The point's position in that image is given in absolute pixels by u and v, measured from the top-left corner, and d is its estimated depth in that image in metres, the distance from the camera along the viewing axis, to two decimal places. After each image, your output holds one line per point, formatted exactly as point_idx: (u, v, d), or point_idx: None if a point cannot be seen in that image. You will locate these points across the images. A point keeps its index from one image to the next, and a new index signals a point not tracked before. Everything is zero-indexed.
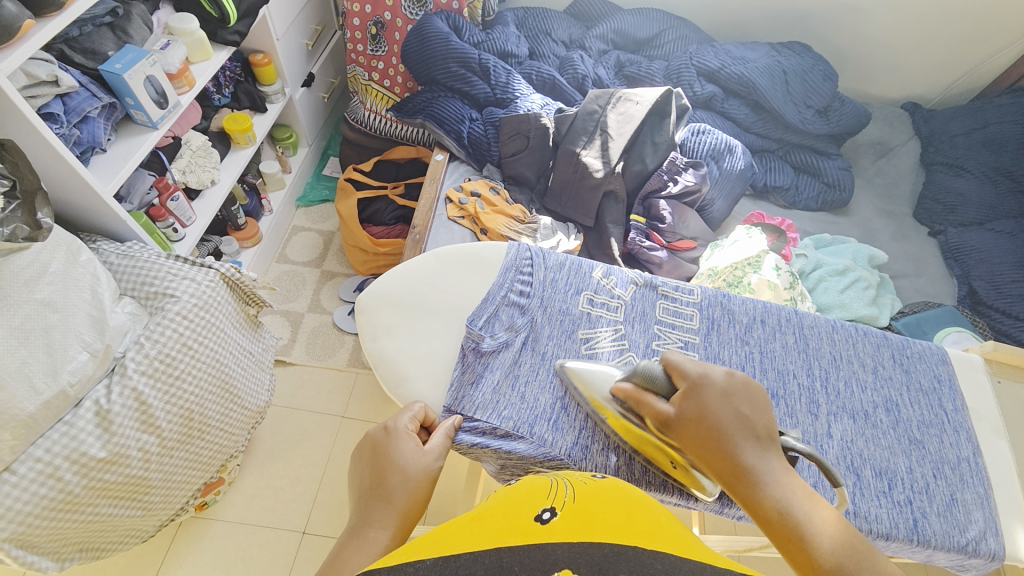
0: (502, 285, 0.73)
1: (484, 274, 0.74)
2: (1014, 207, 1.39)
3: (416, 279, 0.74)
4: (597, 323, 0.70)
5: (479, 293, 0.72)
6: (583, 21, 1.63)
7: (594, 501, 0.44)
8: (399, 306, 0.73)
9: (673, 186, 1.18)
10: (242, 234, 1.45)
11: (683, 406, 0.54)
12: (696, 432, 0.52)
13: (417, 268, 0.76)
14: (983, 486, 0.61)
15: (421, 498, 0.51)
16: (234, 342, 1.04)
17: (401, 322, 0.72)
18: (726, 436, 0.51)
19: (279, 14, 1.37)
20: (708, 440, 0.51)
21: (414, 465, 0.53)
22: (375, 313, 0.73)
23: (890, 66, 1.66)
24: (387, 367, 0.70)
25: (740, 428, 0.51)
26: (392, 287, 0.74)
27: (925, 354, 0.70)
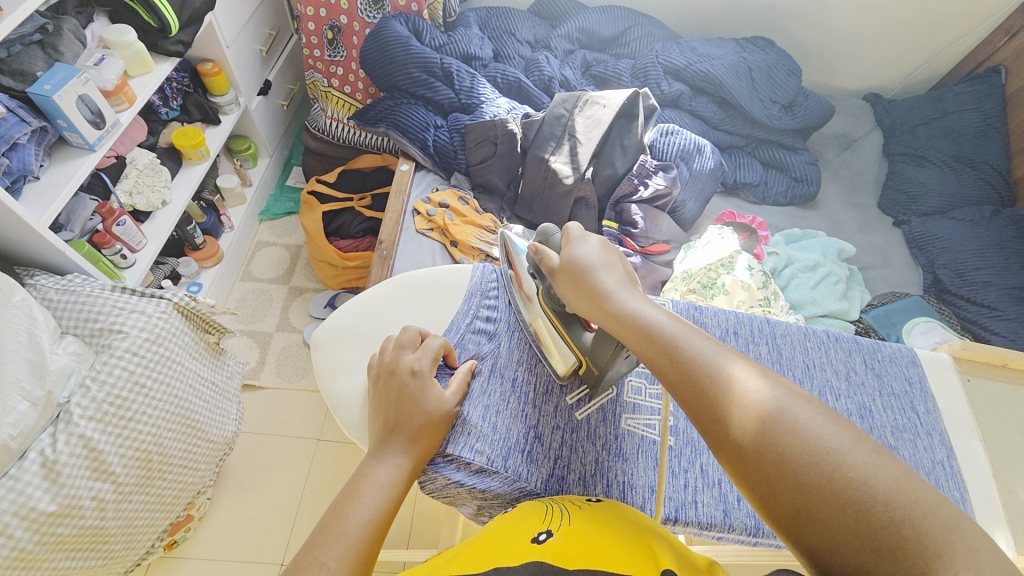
0: (468, 311, 0.73)
1: (449, 300, 0.75)
2: (974, 195, 1.43)
3: (376, 311, 0.74)
4: None
5: (444, 321, 0.72)
6: (547, 20, 1.60)
7: (584, 525, 0.48)
8: (358, 341, 0.71)
9: (645, 190, 1.17)
10: (201, 254, 1.37)
11: (563, 260, 0.59)
12: (567, 275, 0.58)
13: (376, 300, 0.75)
14: (958, 490, 0.62)
15: (435, 436, 0.58)
16: (194, 374, 0.99)
17: (359, 358, 0.70)
18: (591, 274, 0.56)
19: (228, 21, 1.30)
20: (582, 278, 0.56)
21: (431, 410, 0.59)
22: (331, 351, 0.71)
23: (851, 58, 1.69)
24: (348, 406, 0.66)
25: (601, 267, 0.56)
26: (349, 322, 0.73)
27: (896, 357, 0.70)
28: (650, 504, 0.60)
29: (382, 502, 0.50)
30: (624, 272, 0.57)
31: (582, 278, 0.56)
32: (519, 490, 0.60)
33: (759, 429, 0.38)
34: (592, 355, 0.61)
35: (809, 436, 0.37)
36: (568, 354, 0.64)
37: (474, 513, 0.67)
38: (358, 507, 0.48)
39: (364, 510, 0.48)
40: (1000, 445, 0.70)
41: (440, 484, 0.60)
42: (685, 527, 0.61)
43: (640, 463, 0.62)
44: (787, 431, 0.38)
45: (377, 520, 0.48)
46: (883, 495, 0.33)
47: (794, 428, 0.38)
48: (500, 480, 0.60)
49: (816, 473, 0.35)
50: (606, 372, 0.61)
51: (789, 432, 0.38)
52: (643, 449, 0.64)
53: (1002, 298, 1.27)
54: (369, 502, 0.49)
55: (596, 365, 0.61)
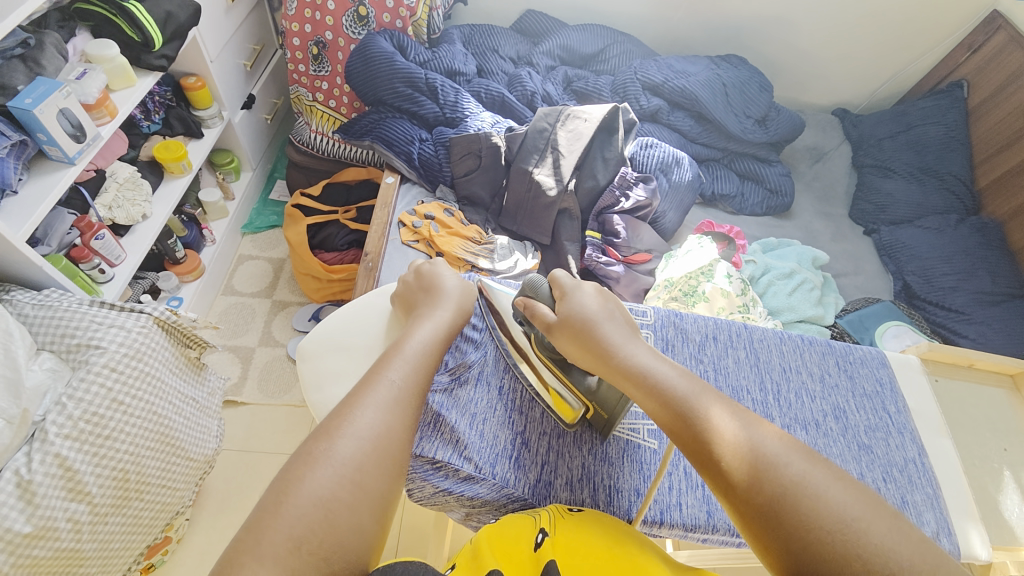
0: None
1: None
2: (939, 204, 1.50)
3: (365, 320, 0.74)
4: None
5: None
6: (529, 37, 1.64)
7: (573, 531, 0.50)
8: (345, 349, 0.71)
9: (626, 202, 1.20)
10: (182, 268, 1.35)
11: (561, 313, 0.61)
12: (569, 326, 0.60)
13: (364, 309, 0.75)
14: (931, 487, 0.63)
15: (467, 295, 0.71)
16: (173, 391, 0.97)
17: (345, 367, 0.70)
18: (594, 328, 0.58)
19: (211, 35, 1.31)
20: (586, 338, 0.58)
21: (458, 287, 0.71)
22: (318, 360, 0.70)
23: (819, 75, 1.77)
24: None
25: (602, 319, 0.60)
26: (336, 331, 0.73)
27: (867, 359, 0.72)
28: (635, 507, 0.61)
29: (434, 334, 0.63)
30: (624, 321, 0.61)
31: (585, 331, 0.59)
32: (506, 496, 0.61)
33: (778, 498, 0.42)
34: (601, 399, 0.62)
35: (826, 503, 0.42)
36: (573, 402, 0.64)
37: (462, 520, 0.67)
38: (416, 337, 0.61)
39: (419, 341, 0.61)
40: (971, 443, 0.73)
41: (429, 492, 0.60)
42: (669, 529, 0.62)
43: (625, 467, 0.64)
44: (804, 498, 0.42)
45: (431, 346, 0.61)
46: (903, 562, 0.38)
47: (812, 497, 0.42)
48: (487, 486, 0.60)
49: (842, 544, 0.40)
50: (616, 415, 0.62)
51: (805, 495, 0.42)
52: (628, 452, 0.65)
53: (968, 302, 1.32)
54: (423, 334, 0.62)
55: (604, 409, 0.62)
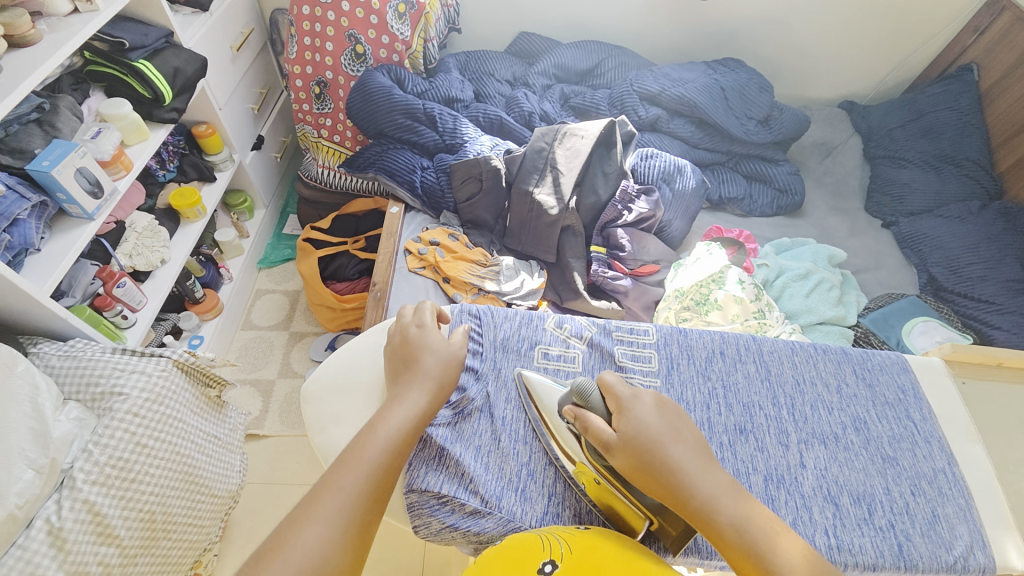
0: None
1: None
2: (959, 191, 1.45)
3: (366, 357, 0.73)
4: (555, 378, 0.67)
5: None
6: (525, 58, 1.67)
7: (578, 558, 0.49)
8: (347, 390, 0.70)
9: (629, 215, 1.19)
10: (201, 307, 1.40)
11: (624, 434, 0.54)
12: (638, 458, 0.53)
13: (365, 347, 0.74)
14: (963, 498, 0.60)
15: (450, 373, 0.64)
16: (195, 430, 0.99)
17: (348, 407, 0.69)
18: (662, 452, 0.53)
19: (218, 85, 1.38)
20: (654, 470, 0.52)
21: (439, 360, 0.64)
22: (321, 402, 0.70)
23: (821, 71, 1.75)
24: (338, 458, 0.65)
25: (670, 438, 0.54)
26: (338, 371, 0.72)
27: (886, 364, 0.69)
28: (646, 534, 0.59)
29: (405, 427, 0.57)
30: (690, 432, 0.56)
31: (654, 459, 0.53)
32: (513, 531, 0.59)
33: None
34: (667, 514, 0.55)
35: None
36: (636, 513, 0.56)
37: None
38: (384, 428, 0.56)
39: (388, 433, 0.55)
40: (1009, 447, 0.69)
41: (436, 530, 0.59)
42: (684, 556, 0.60)
43: None
44: None
45: (401, 441, 0.56)
46: None
47: None
48: (495, 521, 0.59)
49: None
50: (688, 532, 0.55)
51: None
52: None
53: (1000, 291, 1.26)
54: (394, 424, 0.56)
55: (673, 525, 0.55)
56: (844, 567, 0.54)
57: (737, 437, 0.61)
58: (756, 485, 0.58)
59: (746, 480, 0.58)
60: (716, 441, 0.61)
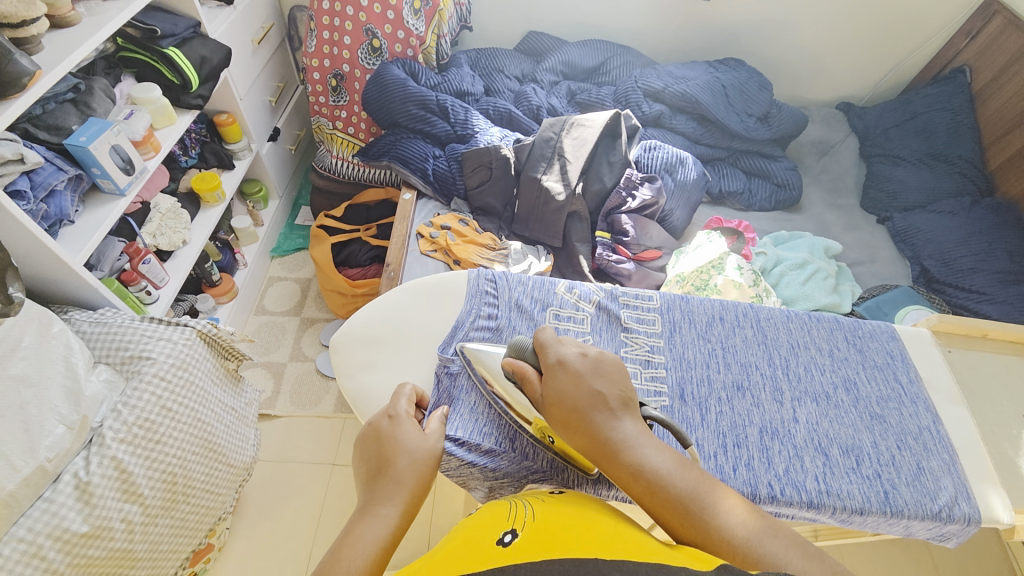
0: (470, 311, 0.73)
1: (452, 302, 0.75)
2: (952, 187, 1.50)
3: (391, 313, 0.75)
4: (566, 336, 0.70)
5: (450, 321, 0.73)
6: (533, 56, 1.73)
7: (548, 516, 0.48)
8: (372, 343, 0.73)
9: (633, 202, 1.24)
10: (217, 290, 1.45)
11: (548, 390, 0.56)
12: (559, 414, 0.54)
13: (390, 303, 0.76)
14: (947, 453, 0.64)
15: (427, 479, 0.53)
16: (215, 400, 1.04)
17: (375, 358, 0.72)
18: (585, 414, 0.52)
19: (239, 76, 1.44)
20: (571, 424, 0.53)
21: (410, 463, 0.53)
22: (348, 352, 0.73)
23: (819, 73, 1.82)
24: (364, 404, 0.69)
25: (592, 404, 0.53)
26: (364, 325, 0.75)
27: (876, 333, 0.73)
28: None
29: (375, 542, 0.45)
30: (613, 388, 0.54)
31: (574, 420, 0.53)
32: (526, 470, 0.64)
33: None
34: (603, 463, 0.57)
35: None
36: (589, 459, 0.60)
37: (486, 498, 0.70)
38: (351, 555, 0.43)
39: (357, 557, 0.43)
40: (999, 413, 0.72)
41: (454, 466, 0.63)
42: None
43: None
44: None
45: (373, 560, 0.44)
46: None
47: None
48: (510, 458, 0.64)
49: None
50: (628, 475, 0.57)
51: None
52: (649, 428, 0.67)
53: (990, 282, 1.31)
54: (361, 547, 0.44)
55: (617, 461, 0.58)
56: (834, 510, 0.58)
57: (734, 393, 0.66)
58: (751, 436, 0.63)
59: (741, 431, 0.63)
60: (715, 396, 0.65)
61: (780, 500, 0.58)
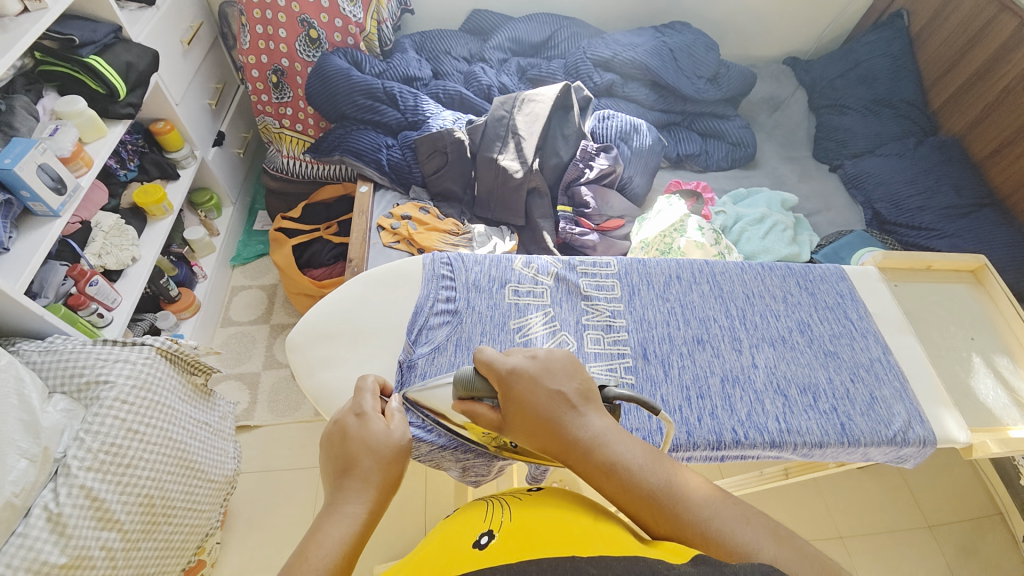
0: (427, 295, 0.71)
1: (408, 288, 0.73)
2: (897, 131, 1.55)
3: (347, 305, 0.72)
4: (527, 310, 0.70)
5: (408, 309, 0.71)
6: (479, 35, 1.69)
7: (524, 518, 0.49)
8: (330, 338, 0.70)
9: (590, 172, 1.24)
10: (178, 305, 1.40)
11: (507, 403, 0.54)
12: (525, 425, 0.53)
13: (345, 296, 0.73)
14: (898, 381, 0.67)
15: (395, 473, 0.53)
16: (186, 417, 1.01)
17: (335, 353, 0.70)
18: (549, 420, 0.51)
19: (172, 80, 1.38)
20: (537, 430, 0.52)
21: (373, 461, 0.52)
22: (305, 349, 0.70)
23: (763, 30, 1.83)
24: (327, 401, 0.68)
25: (557, 406, 0.52)
26: (320, 320, 0.72)
27: (826, 275, 0.76)
28: None
29: (342, 540, 0.46)
30: (574, 383, 0.54)
31: (540, 426, 0.52)
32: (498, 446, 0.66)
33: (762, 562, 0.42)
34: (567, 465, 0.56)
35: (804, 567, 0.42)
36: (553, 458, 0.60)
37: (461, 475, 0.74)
38: (320, 550, 0.44)
39: (325, 554, 0.44)
40: (951, 339, 0.75)
41: (427, 450, 0.66)
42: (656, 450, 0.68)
43: None
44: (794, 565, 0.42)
45: (342, 554, 0.45)
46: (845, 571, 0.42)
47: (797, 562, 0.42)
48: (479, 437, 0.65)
49: None
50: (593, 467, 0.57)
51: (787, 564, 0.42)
52: None
53: (938, 218, 1.36)
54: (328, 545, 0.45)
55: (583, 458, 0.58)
56: (796, 446, 0.61)
57: (695, 346, 0.67)
58: (713, 385, 0.64)
59: (704, 382, 0.64)
60: (676, 351, 0.67)
61: (744, 442, 0.60)
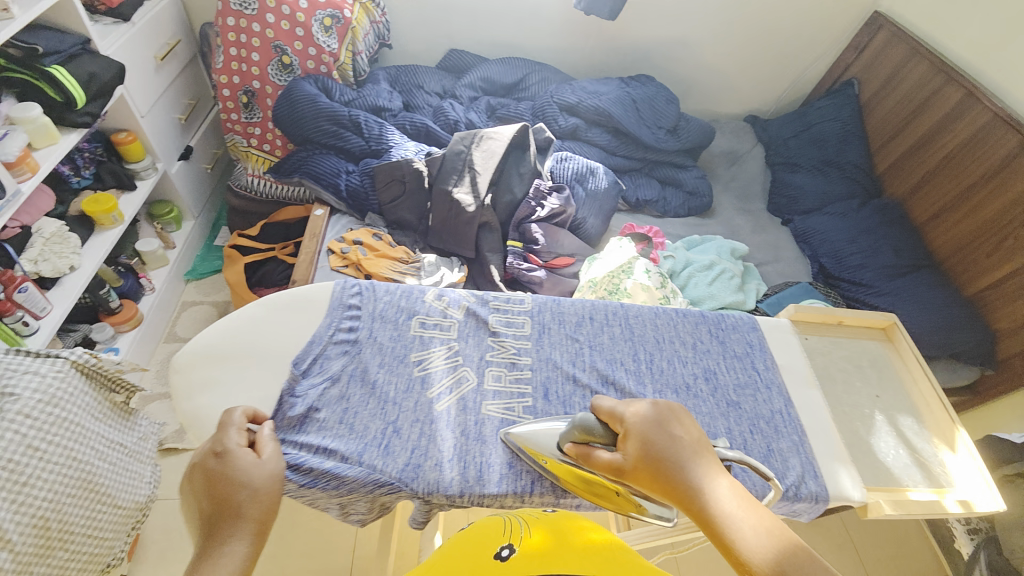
0: (330, 324, 0.75)
1: (311, 314, 0.76)
2: (843, 190, 1.63)
3: (243, 328, 0.74)
4: (430, 343, 0.75)
5: (307, 336, 0.74)
6: (454, 73, 1.76)
7: (543, 537, 0.52)
8: (219, 360, 0.71)
9: (542, 211, 1.27)
10: (117, 318, 1.36)
11: (629, 451, 0.56)
12: (642, 470, 0.54)
13: (244, 318, 0.75)
14: (797, 434, 0.67)
15: (272, 504, 0.54)
16: (97, 436, 0.97)
17: (219, 376, 0.70)
18: (675, 469, 0.53)
19: (140, 93, 1.39)
20: (655, 479, 0.54)
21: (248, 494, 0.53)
22: (190, 370, 0.71)
23: (725, 88, 1.94)
24: (201, 425, 0.67)
25: (686, 457, 0.54)
26: (213, 342, 0.72)
27: (738, 324, 0.78)
28: (504, 481, 0.65)
29: None
30: (697, 439, 0.56)
31: (660, 476, 0.53)
32: (374, 483, 0.63)
33: None
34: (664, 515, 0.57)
35: None
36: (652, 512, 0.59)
37: (343, 515, 0.70)
38: None
39: None
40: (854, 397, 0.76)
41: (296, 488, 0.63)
42: (542, 496, 0.65)
43: (497, 447, 0.67)
44: None
45: None
46: None
47: None
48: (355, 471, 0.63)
49: None
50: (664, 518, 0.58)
51: None
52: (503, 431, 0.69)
53: (877, 276, 1.41)
54: None
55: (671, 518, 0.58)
56: None
57: (596, 389, 0.70)
58: None
59: None
60: (574, 392, 0.70)
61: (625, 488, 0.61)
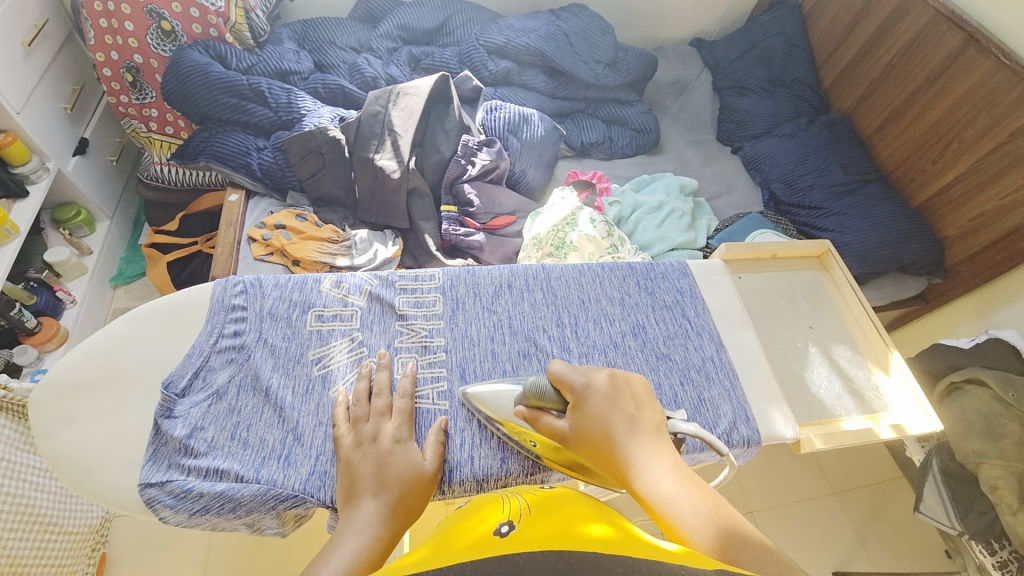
0: (210, 332, 0.72)
1: (184, 324, 0.73)
2: (791, 110, 1.57)
3: (108, 348, 0.71)
4: (331, 337, 0.73)
5: (184, 349, 0.71)
6: (369, 22, 1.59)
7: (543, 515, 0.48)
8: (84, 390, 0.69)
9: (472, 169, 1.19)
10: (37, 338, 1.26)
11: (574, 421, 0.57)
12: (587, 442, 0.56)
13: (110, 339, 0.72)
14: (727, 379, 0.71)
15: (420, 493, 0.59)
16: (27, 469, 0.91)
17: (87, 406, 0.68)
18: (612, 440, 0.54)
19: (8, 85, 1.21)
20: (598, 450, 0.55)
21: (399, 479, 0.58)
22: (50, 406, 0.68)
23: (666, 11, 1.81)
24: (70, 463, 0.65)
25: (624, 428, 0.55)
26: (76, 370, 0.70)
27: (668, 273, 0.81)
28: None
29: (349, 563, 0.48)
30: (645, 413, 0.56)
31: (602, 447, 0.54)
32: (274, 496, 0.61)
33: None
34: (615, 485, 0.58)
35: None
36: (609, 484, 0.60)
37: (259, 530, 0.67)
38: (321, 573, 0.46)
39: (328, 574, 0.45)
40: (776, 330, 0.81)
41: (186, 516, 0.62)
42: (463, 484, 0.64)
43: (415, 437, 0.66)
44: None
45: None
46: None
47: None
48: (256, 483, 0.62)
49: None
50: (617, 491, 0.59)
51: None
52: (418, 419, 0.67)
53: (826, 196, 1.38)
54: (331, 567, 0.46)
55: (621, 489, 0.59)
56: None
57: (521, 360, 0.72)
58: None
59: None
60: (499, 367, 0.71)
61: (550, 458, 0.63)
